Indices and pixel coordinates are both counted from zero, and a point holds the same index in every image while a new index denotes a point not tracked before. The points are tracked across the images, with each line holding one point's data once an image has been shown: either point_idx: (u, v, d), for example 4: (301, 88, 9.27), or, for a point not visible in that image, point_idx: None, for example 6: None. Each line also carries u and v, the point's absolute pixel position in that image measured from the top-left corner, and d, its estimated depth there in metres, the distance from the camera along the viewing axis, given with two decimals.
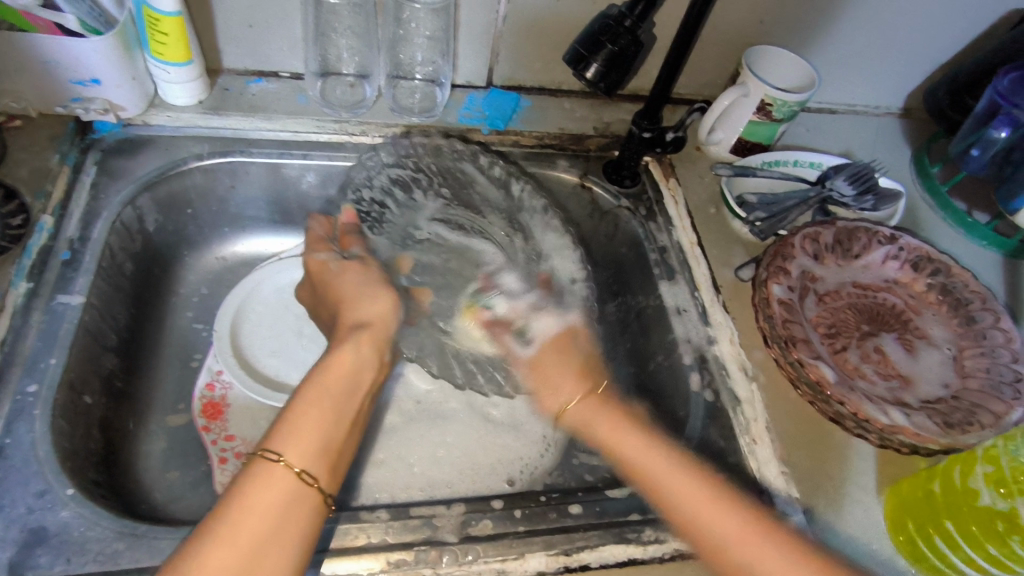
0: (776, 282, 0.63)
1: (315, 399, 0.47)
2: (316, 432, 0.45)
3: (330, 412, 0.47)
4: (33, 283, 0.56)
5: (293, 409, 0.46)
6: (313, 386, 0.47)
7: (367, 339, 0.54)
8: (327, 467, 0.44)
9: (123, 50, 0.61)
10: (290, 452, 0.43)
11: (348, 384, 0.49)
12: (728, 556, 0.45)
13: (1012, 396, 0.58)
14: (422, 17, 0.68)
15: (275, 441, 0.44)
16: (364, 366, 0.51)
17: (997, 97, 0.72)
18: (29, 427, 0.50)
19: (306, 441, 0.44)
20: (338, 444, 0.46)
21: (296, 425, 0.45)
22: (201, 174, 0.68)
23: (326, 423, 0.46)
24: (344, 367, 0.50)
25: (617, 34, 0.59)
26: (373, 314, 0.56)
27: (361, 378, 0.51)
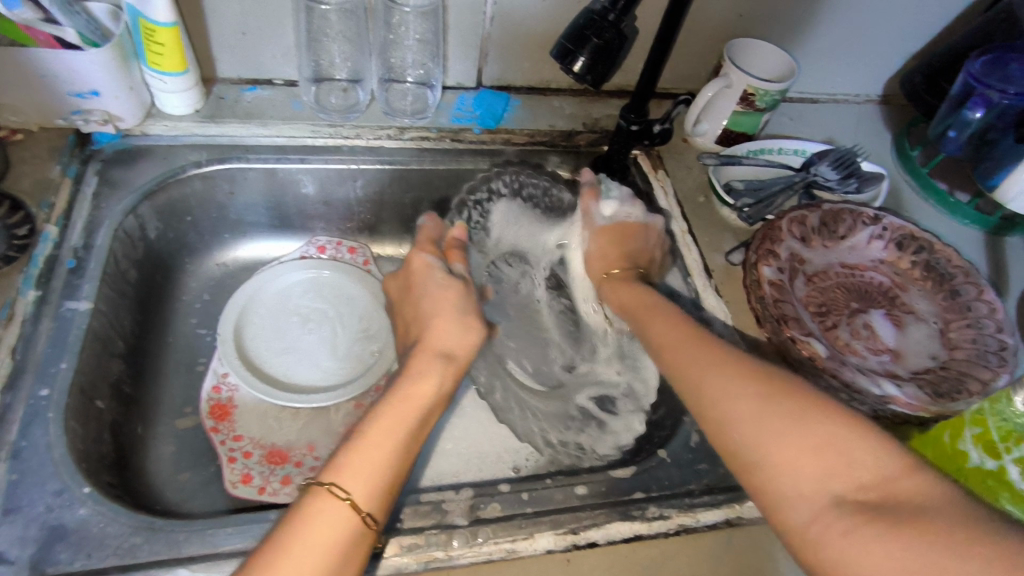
0: (766, 264, 0.65)
1: (386, 431, 0.47)
2: (382, 469, 0.45)
3: (393, 443, 0.46)
4: (41, 291, 0.57)
5: (359, 437, 0.46)
6: (391, 413, 0.48)
7: (451, 372, 0.54)
8: (384, 503, 0.44)
9: (120, 61, 0.62)
10: (354, 487, 0.43)
11: (421, 418, 0.49)
12: (740, 435, 0.45)
13: (997, 364, 0.60)
14: (411, 20, 0.70)
15: (338, 471, 0.44)
16: (439, 403, 0.52)
17: (971, 80, 0.75)
18: (43, 430, 0.51)
19: (369, 477, 0.44)
20: (396, 476, 0.46)
21: (359, 454, 0.45)
22: (201, 182, 0.70)
23: (392, 454, 0.46)
24: (422, 396, 0.50)
25: (602, 28, 0.61)
26: (456, 344, 0.56)
27: (430, 418, 0.50)
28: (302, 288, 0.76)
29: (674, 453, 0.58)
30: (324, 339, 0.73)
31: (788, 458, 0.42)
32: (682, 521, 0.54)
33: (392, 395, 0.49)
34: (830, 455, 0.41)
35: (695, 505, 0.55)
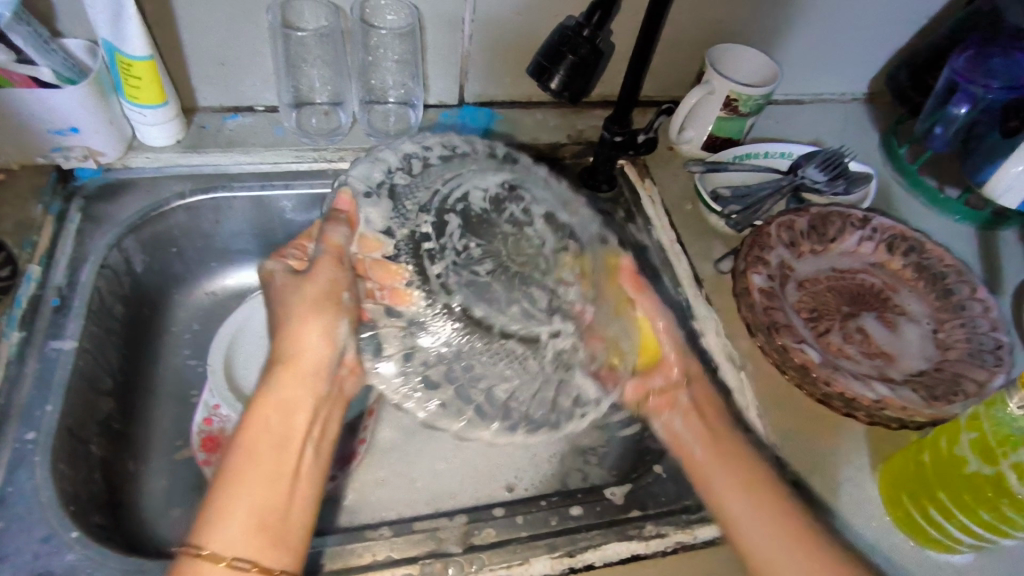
0: (755, 272, 0.64)
1: (257, 483, 0.45)
2: (252, 513, 0.44)
3: (262, 478, 0.45)
4: (25, 332, 0.57)
5: (229, 469, 0.45)
6: (245, 450, 0.46)
7: (302, 376, 0.50)
8: (267, 530, 0.44)
9: (98, 97, 0.62)
10: (215, 539, 0.43)
11: (276, 436, 0.47)
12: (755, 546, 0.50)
13: (994, 363, 0.59)
14: (389, 42, 0.70)
15: (201, 528, 0.43)
16: (300, 406, 0.49)
17: (954, 76, 0.75)
18: (29, 475, 0.50)
19: (242, 530, 0.43)
20: (282, 509, 0.45)
21: (236, 493, 0.44)
22: (185, 213, 0.70)
23: (261, 485, 0.45)
24: (272, 417, 0.48)
25: (577, 44, 0.60)
26: (307, 347, 0.50)
27: (291, 422, 0.48)
28: None
29: (669, 468, 0.58)
30: None
31: None
32: (680, 538, 0.53)
33: (236, 434, 0.47)
34: None
35: (693, 520, 0.54)
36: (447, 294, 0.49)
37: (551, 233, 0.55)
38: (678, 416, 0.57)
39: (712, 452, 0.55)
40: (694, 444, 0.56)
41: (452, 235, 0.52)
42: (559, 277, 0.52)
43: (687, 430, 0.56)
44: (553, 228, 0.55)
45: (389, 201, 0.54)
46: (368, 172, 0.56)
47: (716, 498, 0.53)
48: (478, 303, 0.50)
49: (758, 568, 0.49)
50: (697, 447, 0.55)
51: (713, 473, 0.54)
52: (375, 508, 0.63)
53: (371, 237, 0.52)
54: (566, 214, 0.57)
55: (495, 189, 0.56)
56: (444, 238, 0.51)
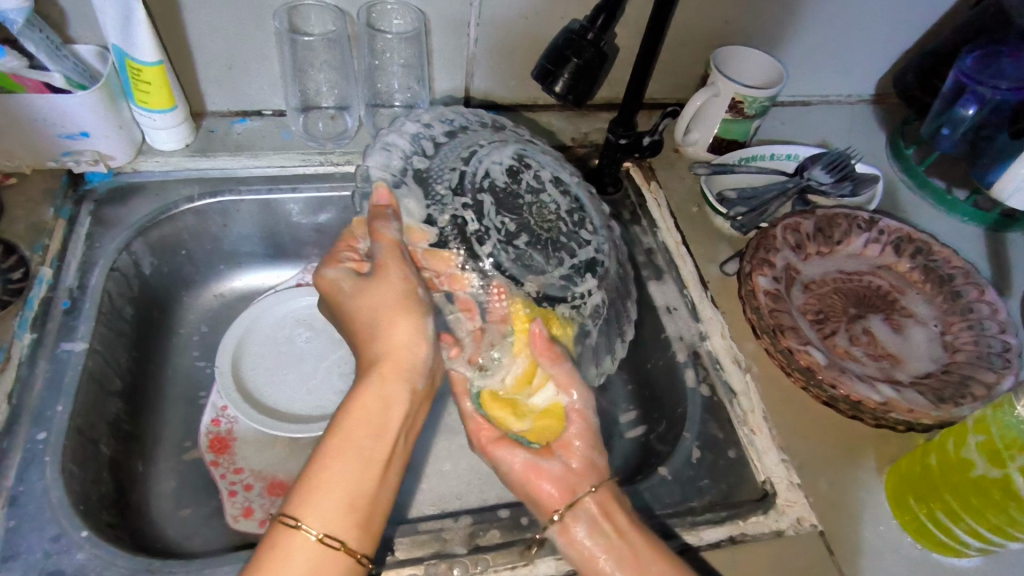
0: (761, 274, 0.64)
1: (349, 464, 0.44)
2: (342, 495, 0.43)
3: (353, 460, 0.44)
4: (36, 333, 0.58)
5: (324, 448, 0.44)
6: (340, 436, 0.45)
7: (397, 374, 0.48)
8: (354, 518, 0.43)
9: (108, 102, 0.63)
10: (311, 514, 0.42)
11: (376, 426, 0.46)
12: None
13: (1002, 366, 0.59)
14: (395, 46, 0.70)
15: (294, 501, 0.43)
16: (397, 400, 0.47)
17: (963, 77, 0.74)
18: (40, 475, 0.51)
19: (334, 510, 0.42)
20: (371, 494, 0.44)
21: (331, 473, 0.43)
22: (194, 216, 0.70)
23: (355, 470, 0.44)
24: (372, 407, 0.46)
25: (581, 48, 0.60)
26: (399, 344, 0.48)
27: (389, 415, 0.46)
28: (298, 318, 0.76)
29: (675, 470, 0.58)
30: (320, 368, 0.73)
31: None
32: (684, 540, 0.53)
33: (335, 419, 0.46)
34: None
35: (697, 522, 0.54)
36: (501, 273, 0.51)
37: (560, 196, 0.57)
38: (581, 524, 0.48)
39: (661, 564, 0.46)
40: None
41: (489, 215, 0.53)
42: (580, 235, 0.55)
43: (598, 544, 0.47)
44: (562, 192, 0.57)
45: (419, 187, 0.54)
46: (388, 162, 0.55)
47: None
48: (527, 278, 0.52)
49: None
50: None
51: None
52: None
53: (415, 227, 0.52)
54: (568, 175, 0.59)
55: (510, 161, 0.56)
56: (484, 219, 0.53)
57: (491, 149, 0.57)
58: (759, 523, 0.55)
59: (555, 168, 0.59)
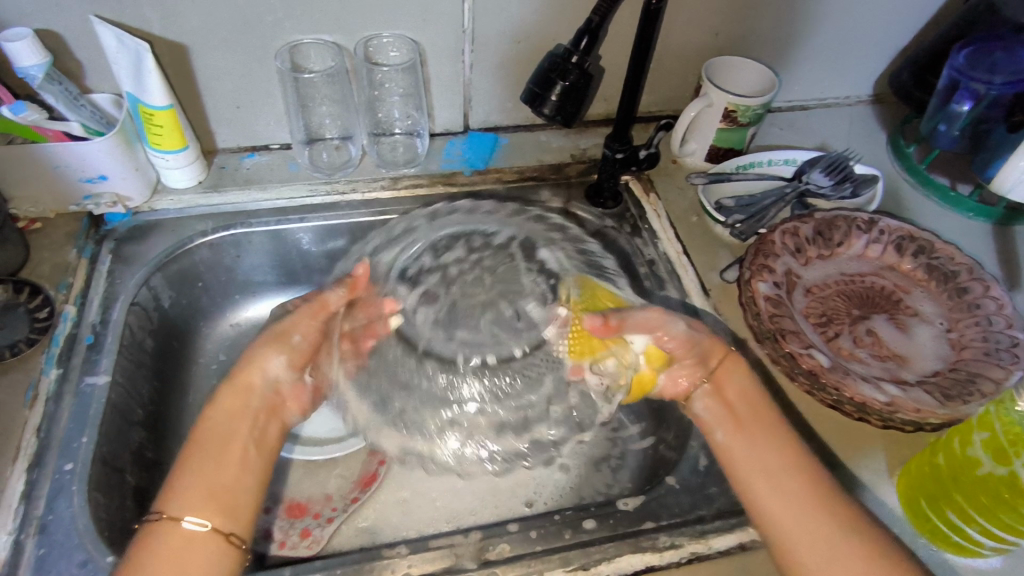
0: (760, 279, 0.65)
1: (196, 466, 0.52)
2: (199, 488, 0.51)
3: (204, 461, 0.52)
4: (62, 368, 0.61)
5: (182, 456, 0.53)
6: (195, 451, 0.53)
7: (246, 395, 0.56)
8: (216, 506, 0.51)
9: (124, 146, 0.66)
10: (170, 505, 0.50)
11: (228, 434, 0.54)
12: (770, 513, 0.52)
13: (1011, 361, 0.58)
14: (394, 77, 0.73)
15: (163, 499, 0.50)
16: (243, 415, 0.56)
17: (955, 74, 0.74)
18: (67, 503, 0.53)
19: (190, 499, 0.50)
20: (230, 488, 0.52)
21: (180, 477, 0.51)
22: (208, 249, 0.73)
23: (201, 473, 0.52)
24: (218, 420, 0.55)
25: (566, 70, 0.62)
26: (259, 375, 0.57)
27: (234, 425, 0.55)
28: None
29: (682, 478, 0.58)
30: None
31: (806, 534, 0.50)
32: (694, 549, 0.54)
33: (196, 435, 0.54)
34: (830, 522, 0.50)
35: (707, 531, 0.54)
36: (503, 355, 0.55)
37: (499, 235, 0.62)
38: (700, 398, 0.58)
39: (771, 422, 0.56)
40: (715, 431, 0.57)
41: (443, 292, 0.58)
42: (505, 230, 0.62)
43: (715, 407, 0.58)
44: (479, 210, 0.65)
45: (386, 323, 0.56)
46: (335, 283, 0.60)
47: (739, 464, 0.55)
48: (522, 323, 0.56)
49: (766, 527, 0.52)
50: (718, 432, 0.57)
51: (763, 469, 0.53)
52: (397, 526, 0.64)
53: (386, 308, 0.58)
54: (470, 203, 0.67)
55: (426, 250, 0.61)
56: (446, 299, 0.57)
57: (403, 245, 0.62)
58: None
59: (475, 222, 0.63)
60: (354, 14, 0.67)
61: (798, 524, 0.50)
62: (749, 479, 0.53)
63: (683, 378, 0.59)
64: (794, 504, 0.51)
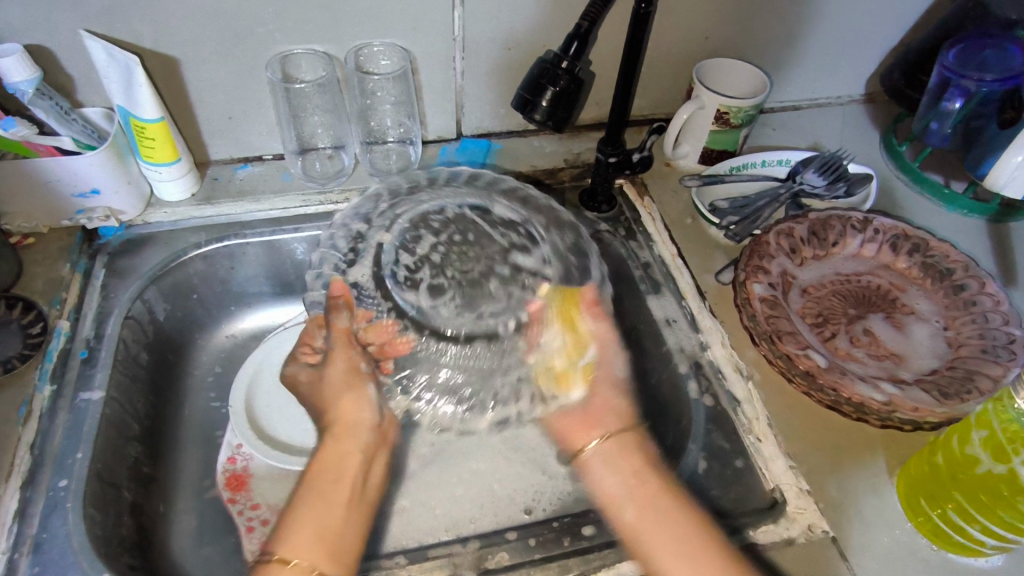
0: (756, 281, 0.65)
1: (315, 507, 0.48)
2: (313, 530, 0.47)
3: (318, 502, 0.48)
4: (55, 385, 0.60)
5: (299, 499, 0.49)
6: (304, 494, 0.49)
7: (346, 431, 0.53)
8: (326, 550, 0.46)
9: (116, 159, 0.66)
10: (290, 550, 0.45)
11: (334, 475, 0.50)
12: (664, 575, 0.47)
13: (1008, 358, 0.58)
14: (385, 86, 0.73)
15: (273, 543, 0.46)
16: (354, 453, 0.52)
17: (945, 72, 0.74)
18: (63, 520, 0.53)
19: (313, 544, 0.46)
20: (338, 527, 0.48)
21: (302, 522, 0.47)
22: (202, 261, 0.73)
23: (312, 514, 0.48)
24: (331, 460, 0.51)
25: (557, 76, 0.62)
26: (349, 411, 0.54)
27: (346, 463, 0.51)
28: None
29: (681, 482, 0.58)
30: None
31: None
32: None
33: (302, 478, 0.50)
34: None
35: None
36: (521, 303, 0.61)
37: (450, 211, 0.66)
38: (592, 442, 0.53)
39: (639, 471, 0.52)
40: (625, 507, 0.50)
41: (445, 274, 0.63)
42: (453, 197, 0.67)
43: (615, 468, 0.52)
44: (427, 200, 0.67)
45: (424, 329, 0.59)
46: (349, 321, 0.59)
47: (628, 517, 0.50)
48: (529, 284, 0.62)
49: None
50: (615, 487, 0.51)
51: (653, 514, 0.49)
52: (396, 536, 0.64)
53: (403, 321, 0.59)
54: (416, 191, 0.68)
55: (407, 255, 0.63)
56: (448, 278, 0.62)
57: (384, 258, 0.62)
58: (771, 531, 0.54)
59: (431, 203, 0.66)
60: (344, 24, 0.68)
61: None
62: (658, 549, 0.48)
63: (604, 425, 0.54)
64: (681, 546, 0.48)
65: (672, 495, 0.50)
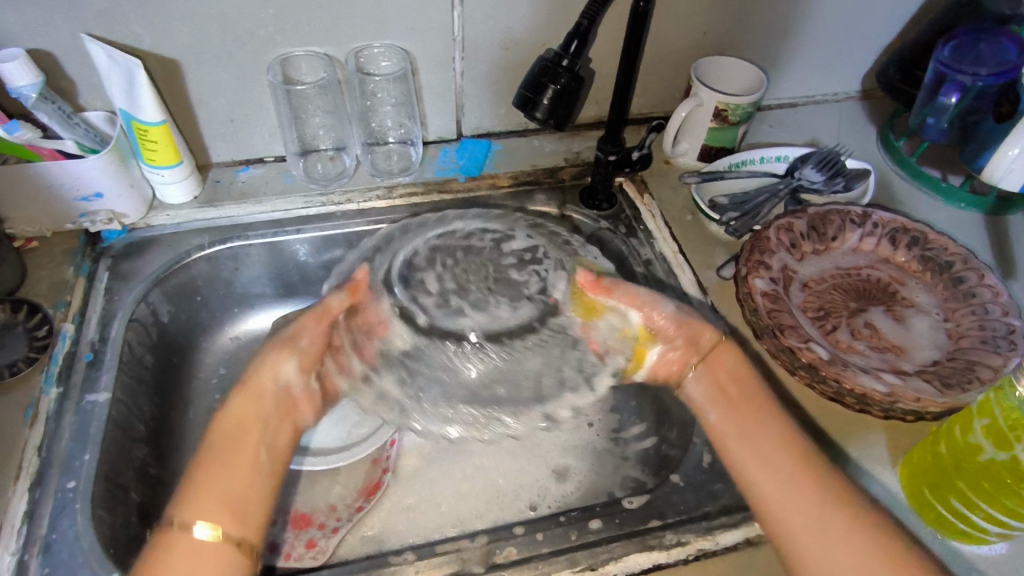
0: (757, 276, 0.65)
1: (212, 472, 0.51)
2: (218, 504, 0.49)
3: (218, 470, 0.51)
4: (62, 387, 0.60)
5: (201, 463, 0.51)
6: (212, 457, 0.51)
7: (252, 398, 0.55)
8: (233, 517, 0.50)
9: (119, 162, 0.67)
10: (187, 514, 0.48)
11: (248, 445, 0.53)
12: (775, 506, 0.52)
13: (1008, 348, 0.59)
14: (386, 87, 0.73)
15: (178, 504, 0.49)
16: (273, 426, 0.55)
17: (941, 67, 0.75)
18: (71, 521, 0.53)
19: (199, 510, 0.49)
20: (241, 492, 0.51)
21: (207, 483, 0.50)
22: (205, 263, 0.73)
23: (219, 480, 0.50)
24: (230, 426, 0.53)
25: (557, 74, 0.63)
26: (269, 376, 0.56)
27: (249, 429, 0.53)
28: None
29: (687, 476, 0.58)
30: None
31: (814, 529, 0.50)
32: (702, 545, 0.53)
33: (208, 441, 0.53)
34: (820, 506, 0.51)
35: (714, 527, 0.54)
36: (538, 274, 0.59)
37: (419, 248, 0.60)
38: (691, 380, 0.59)
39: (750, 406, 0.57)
40: (709, 411, 0.58)
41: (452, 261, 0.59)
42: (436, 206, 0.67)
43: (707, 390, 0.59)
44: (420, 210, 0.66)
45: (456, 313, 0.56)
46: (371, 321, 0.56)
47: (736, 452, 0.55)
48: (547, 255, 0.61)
49: (766, 516, 0.52)
50: (710, 414, 0.58)
51: (755, 442, 0.55)
52: (403, 533, 0.64)
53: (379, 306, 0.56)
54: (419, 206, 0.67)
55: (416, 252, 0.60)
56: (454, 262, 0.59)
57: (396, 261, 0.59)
58: None
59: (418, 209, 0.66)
60: (344, 25, 0.68)
61: (802, 520, 0.50)
62: (734, 450, 0.55)
63: (676, 363, 0.59)
64: (785, 475, 0.53)
65: (772, 427, 0.55)
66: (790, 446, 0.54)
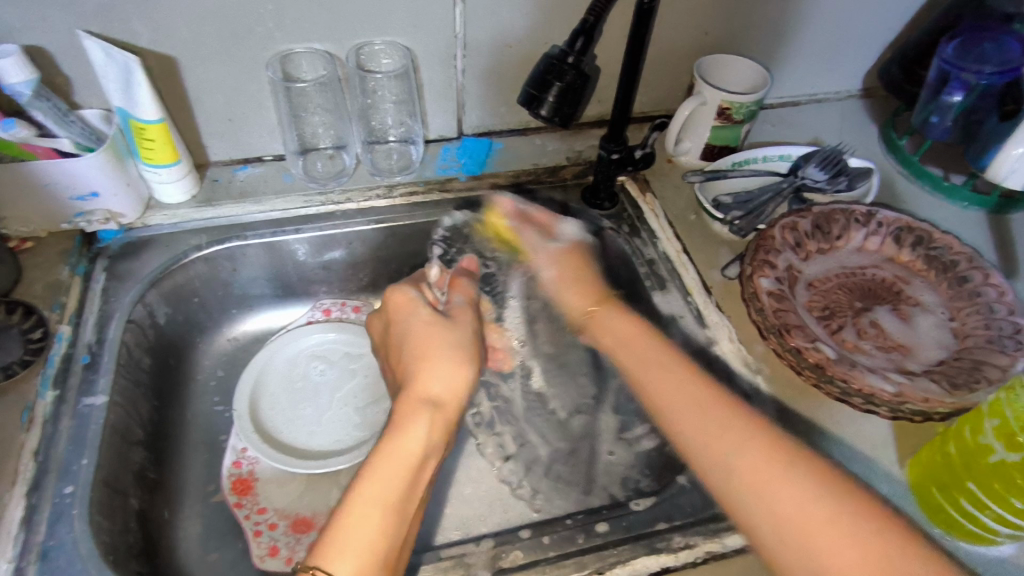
0: (762, 275, 0.65)
1: (378, 489, 0.47)
2: (383, 524, 0.45)
3: (385, 505, 0.46)
4: (58, 391, 0.59)
5: (365, 484, 0.47)
6: (375, 478, 0.47)
7: (437, 421, 0.53)
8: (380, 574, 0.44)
9: (115, 162, 0.65)
10: (336, 561, 0.43)
11: (407, 473, 0.48)
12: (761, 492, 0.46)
13: (1015, 348, 0.58)
14: (386, 84, 0.72)
15: (321, 550, 0.44)
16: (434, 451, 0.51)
17: (945, 65, 0.74)
18: (69, 528, 0.52)
19: (372, 535, 0.45)
20: (394, 542, 0.45)
21: (357, 518, 0.45)
22: (204, 263, 0.72)
23: (383, 509, 0.46)
24: (405, 451, 0.49)
25: (562, 71, 0.62)
26: (444, 390, 0.55)
27: (419, 463, 0.50)
28: (314, 352, 0.77)
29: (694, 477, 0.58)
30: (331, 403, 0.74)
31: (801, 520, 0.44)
32: (710, 548, 0.52)
33: (375, 455, 0.49)
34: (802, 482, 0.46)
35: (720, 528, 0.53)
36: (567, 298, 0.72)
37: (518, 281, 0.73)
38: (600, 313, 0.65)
39: (682, 389, 0.54)
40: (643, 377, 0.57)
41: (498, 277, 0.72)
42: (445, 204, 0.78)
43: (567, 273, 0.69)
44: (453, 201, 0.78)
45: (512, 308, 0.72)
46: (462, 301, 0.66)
47: (698, 441, 0.51)
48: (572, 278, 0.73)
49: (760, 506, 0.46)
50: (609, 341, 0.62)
51: (715, 431, 0.50)
52: None
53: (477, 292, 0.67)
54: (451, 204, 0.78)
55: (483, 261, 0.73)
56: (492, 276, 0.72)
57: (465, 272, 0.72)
58: None
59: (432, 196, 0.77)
60: (345, 21, 0.67)
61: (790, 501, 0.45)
62: (693, 436, 0.51)
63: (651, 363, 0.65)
64: (765, 461, 0.48)
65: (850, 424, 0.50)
66: (747, 423, 0.50)
